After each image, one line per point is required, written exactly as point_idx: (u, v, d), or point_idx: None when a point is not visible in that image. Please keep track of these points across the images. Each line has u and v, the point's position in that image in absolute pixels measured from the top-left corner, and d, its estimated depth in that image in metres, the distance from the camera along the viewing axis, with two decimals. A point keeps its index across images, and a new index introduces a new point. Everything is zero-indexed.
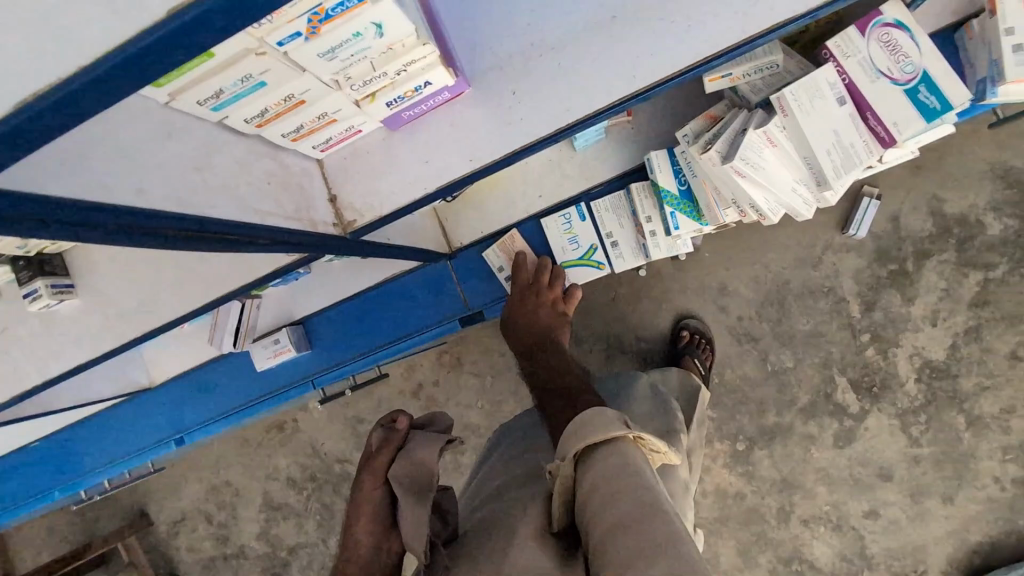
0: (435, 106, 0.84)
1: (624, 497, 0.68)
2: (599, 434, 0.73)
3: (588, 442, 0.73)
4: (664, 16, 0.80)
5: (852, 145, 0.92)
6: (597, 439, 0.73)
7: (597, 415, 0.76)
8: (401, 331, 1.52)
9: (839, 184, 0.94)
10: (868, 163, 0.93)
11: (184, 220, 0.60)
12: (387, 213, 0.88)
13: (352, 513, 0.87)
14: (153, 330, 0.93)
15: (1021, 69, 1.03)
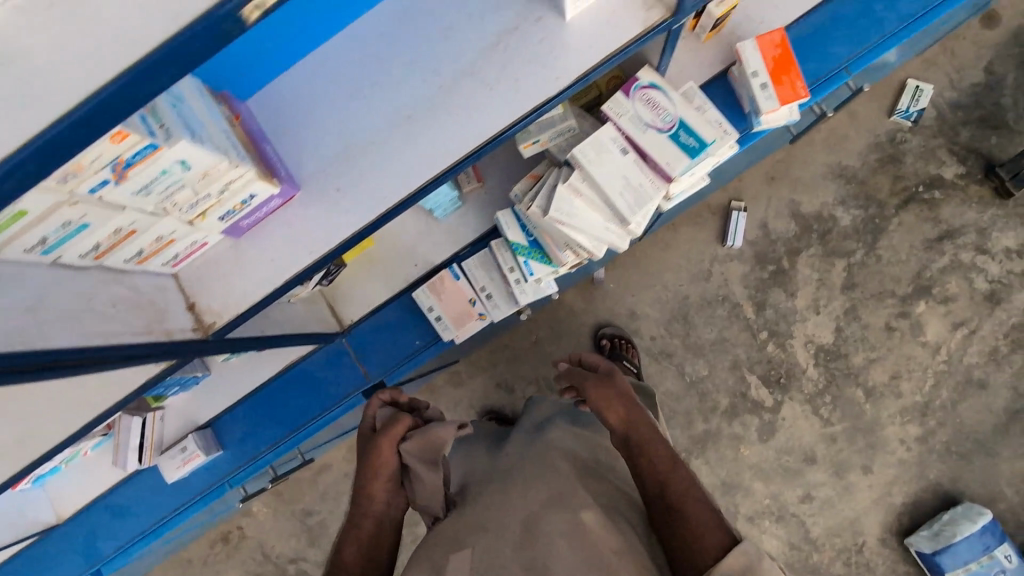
0: (269, 212, 0.95)
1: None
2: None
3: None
4: (450, 108, 0.95)
5: (640, 185, 1.10)
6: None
7: (755, 558, 0.84)
8: (311, 414, 1.58)
9: (638, 217, 1.11)
10: (657, 196, 1.11)
11: (20, 353, 0.65)
12: (242, 311, 0.97)
13: (367, 474, 1.07)
14: (27, 468, 0.93)
15: (771, 101, 1.26)
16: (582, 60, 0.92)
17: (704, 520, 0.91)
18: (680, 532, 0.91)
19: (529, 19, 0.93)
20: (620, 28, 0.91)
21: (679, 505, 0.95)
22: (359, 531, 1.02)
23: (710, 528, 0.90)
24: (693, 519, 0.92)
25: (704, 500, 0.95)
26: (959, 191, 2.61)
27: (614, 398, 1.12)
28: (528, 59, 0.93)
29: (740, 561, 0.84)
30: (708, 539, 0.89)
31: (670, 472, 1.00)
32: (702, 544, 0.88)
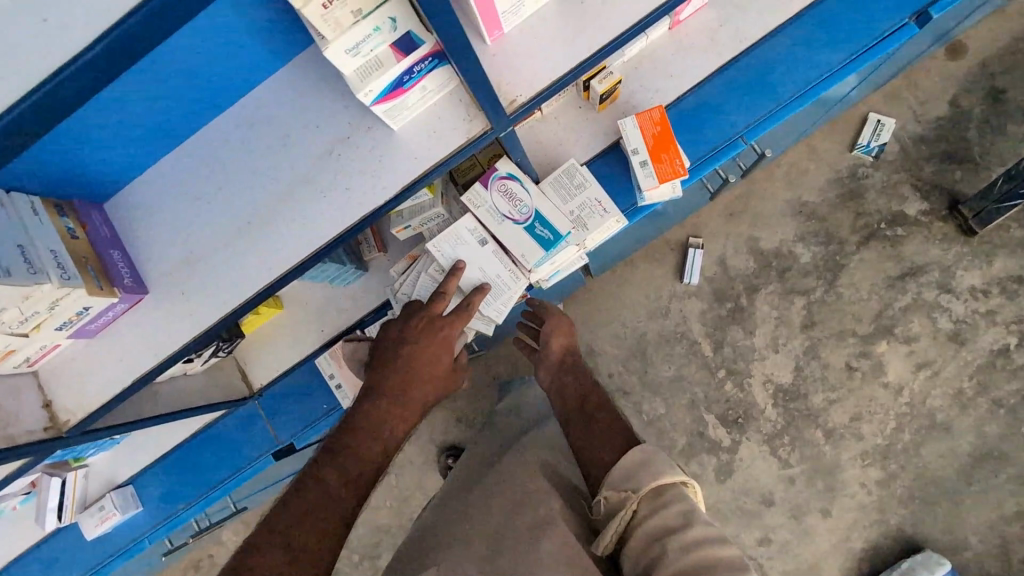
0: (117, 314, 0.99)
1: (683, 521, 0.80)
2: (668, 472, 0.86)
3: (644, 474, 0.87)
4: (286, 215, 0.96)
5: (497, 276, 1.13)
6: (654, 474, 0.86)
7: (652, 453, 0.91)
8: (225, 474, 1.63)
9: (495, 309, 1.13)
10: (515, 287, 1.14)
11: None
12: (95, 409, 1.01)
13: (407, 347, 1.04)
14: None
15: (651, 179, 1.26)
16: (409, 168, 0.93)
17: (607, 432, 1.04)
18: (592, 437, 1.05)
19: (360, 128, 0.94)
20: (445, 137, 0.92)
21: (588, 424, 1.09)
22: (390, 416, 0.95)
23: (615, 434, 1.03)
24: (598, 426, 1.07)
25: (612, 419, 1.08)
26: (922, 228, 2.53)
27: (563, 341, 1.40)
28: (360, 167, 0.94)
29: (634, 456, 0.92)
30: (612, 446, 1.00)
31: (594, 396, 1.18)
32: (605, 447, 1.01)
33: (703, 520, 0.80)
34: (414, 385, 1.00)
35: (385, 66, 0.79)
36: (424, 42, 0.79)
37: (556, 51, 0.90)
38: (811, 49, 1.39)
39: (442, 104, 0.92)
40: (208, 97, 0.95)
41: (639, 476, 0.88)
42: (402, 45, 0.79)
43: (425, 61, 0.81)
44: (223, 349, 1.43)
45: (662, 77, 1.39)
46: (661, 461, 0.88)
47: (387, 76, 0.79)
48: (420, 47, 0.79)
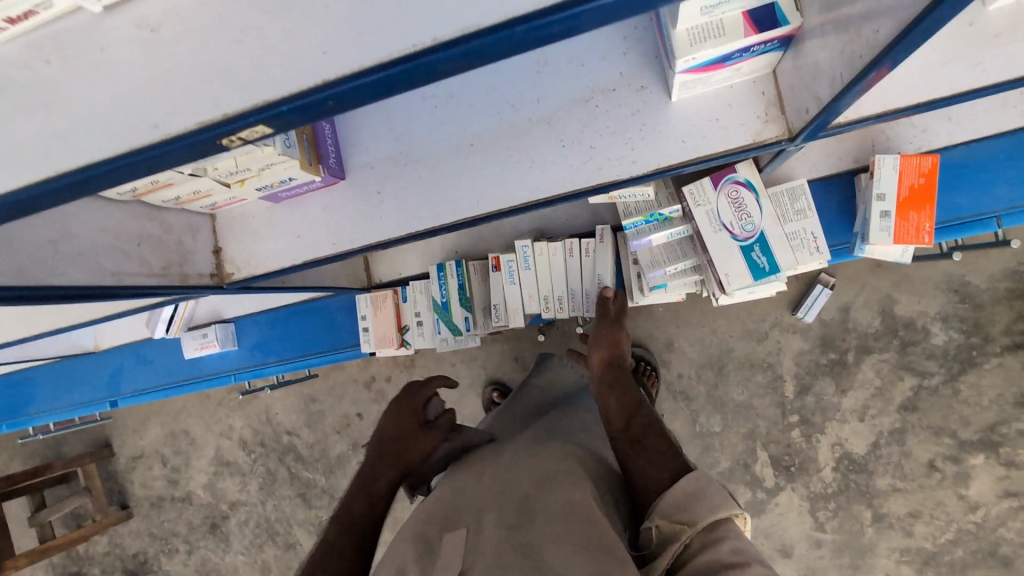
0: (310, 191, 0.94)
1: (743, 558, 0.67)
2: (724, 509, 0.72)
3: (699, 508, 0.73)
4: (510, 151, 0.88)
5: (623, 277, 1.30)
6: (710, 511, 0.72)
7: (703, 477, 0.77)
8: (314, 347, 1.64)
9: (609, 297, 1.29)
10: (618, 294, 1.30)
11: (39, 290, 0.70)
12: (258, 273, 1.00)
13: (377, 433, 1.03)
14: (83, 322, 1.12)
15: (884, 235, 1.09)
16: (671, 154, 0.81)
17: (657, 453, 0.87)
18: (637, 464, 0.87)
19: (631, 86, 0.82)
20: (726, 131, 0.79)
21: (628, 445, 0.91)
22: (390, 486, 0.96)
23: (668, 455, 0.86)
24: (638, 446, 0.90)
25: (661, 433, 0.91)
26: None
27: (606, 344, 1.14)
28: (613, 130, 0.83)
29: (684, 487, 0.77)
30: (662, 471, 0.84)
31: (640, 417, 0.96)
32: (654, 476, 0.84)
33: (762, 563, 0.67)
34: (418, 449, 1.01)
35: (729, 37, 0.66)
36: (788, 22, 0.66)
37: (916, 67, 0.73)
38: None
39: (740, 91, 0.78)
40: None
41: (692, 510, 0.73)
42: (757, 17, 0.66)
43: (771, 43, 0.68)
44: None
45: (936, 116, 1.18)
46: (717, 490, 0.74)
47: (723, 49, 0.67)
48: (780, 27, 0.66)
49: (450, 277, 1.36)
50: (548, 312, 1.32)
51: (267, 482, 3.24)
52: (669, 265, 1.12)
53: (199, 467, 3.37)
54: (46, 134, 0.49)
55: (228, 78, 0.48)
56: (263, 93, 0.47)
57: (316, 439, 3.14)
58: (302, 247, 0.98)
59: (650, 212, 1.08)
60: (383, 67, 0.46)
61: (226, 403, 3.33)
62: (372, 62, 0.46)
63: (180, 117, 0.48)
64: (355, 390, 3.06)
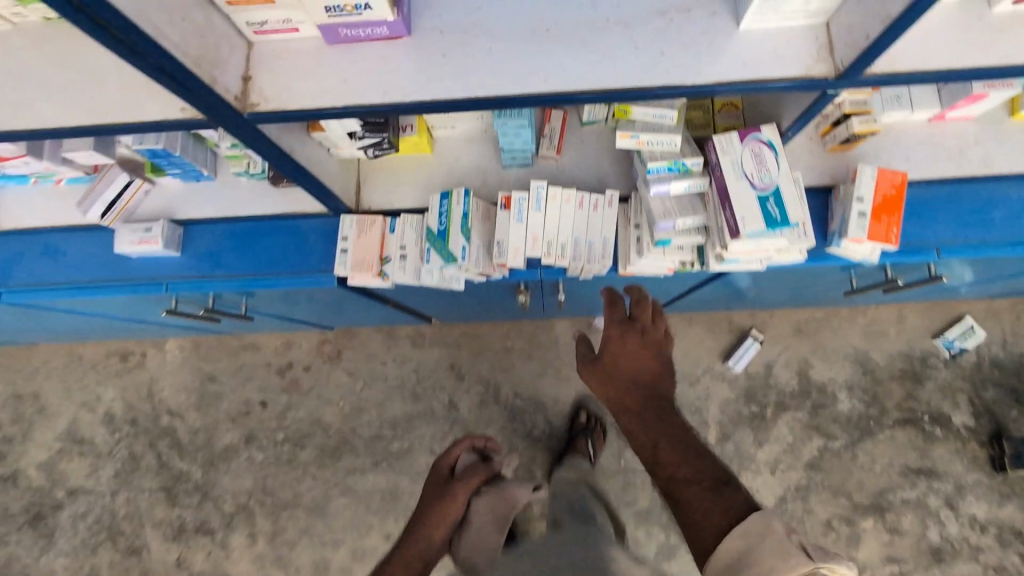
0: (371, 36, 0.92)
1: None
2: (787, 569, 0.80)
3: (755, 572, 0.81)
4: (585, 41, 0.91)
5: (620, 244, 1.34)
6: (765, 575, 0.80)
7: (767, 525, 0.85)
8: (274, 268, 1.48)
9: (604, 262, 1.33)
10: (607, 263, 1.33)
11: None
12: (288, 110, 0.92)
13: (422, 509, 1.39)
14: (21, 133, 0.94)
15: (859, 232, 1.23)
16: (733, 72, 0.88)
17: (711, 505, 0.91)
18: (689, 511, 0.93)
19: (704, 10, 0.91)
20: (783, 62, 0.88)
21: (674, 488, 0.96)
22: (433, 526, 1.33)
23: (719, 502, 0.91)
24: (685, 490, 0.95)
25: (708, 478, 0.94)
26: (958, 440, 2.54)
27: (632, 355, 1.09)
28: (684, 44, 0.90)
29: (739, 543, 0.86)
30: (711, 514, 0.91)
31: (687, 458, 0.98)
32: (704, 524, 0.91)
33: None
34: (433, 535, 1.33)
35: None
36: None
37: (946, 37, 0.87)
38: None
39: (797, 33, 0.89)
40: None
41: (748, 570, 0.83)
42: None
43: None
44: (369, 153, 1.36)
45: (897, 155, 1.40)
46: (773, 544, 0.82)
47: None
48: None
49: (453, 206, 1.33)
50: (548, 258, 1.33)
51: (126, 470, 2.74)
52: (680, 217, 1.17)
53: (40, 441, 2.79)
54: None
55: None
56: None
57: (205, 425, 2.76)
58: (344, 92, 0.92)
59: (673, 159, 1.15)
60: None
61: (101, 371, 2.87)
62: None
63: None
64: (264, 375, 2.80)
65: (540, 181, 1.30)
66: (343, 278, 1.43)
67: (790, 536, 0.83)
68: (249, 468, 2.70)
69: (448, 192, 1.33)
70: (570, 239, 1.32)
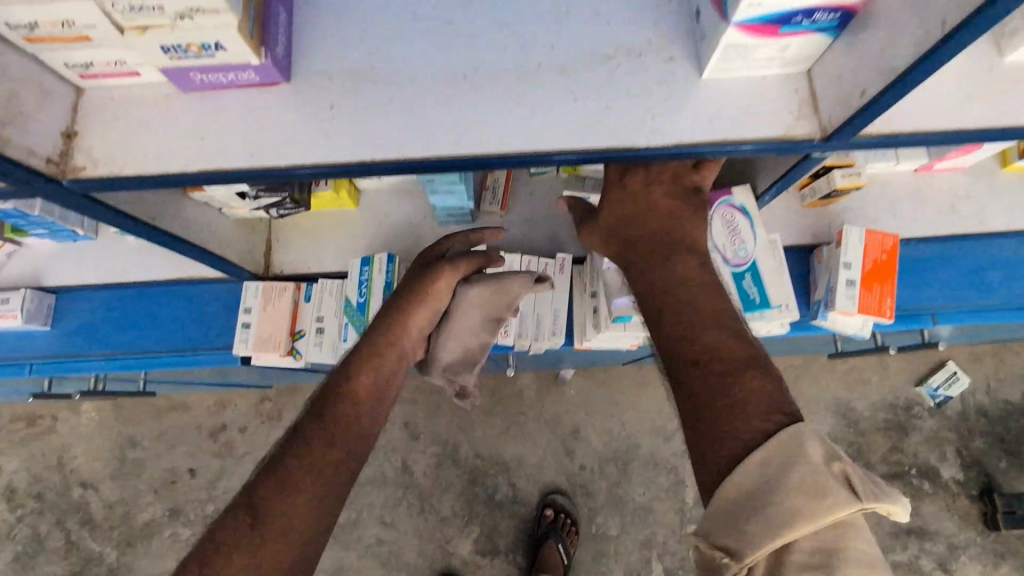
0: (237, 83, 0.71)
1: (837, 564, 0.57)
2: (814, 515, 0.58)
3: (758, 523, 0.60)
4: (509, 91, 0.72)
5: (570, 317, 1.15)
6: (785, 524, 0.58)
7: (797, 449, 0.63)
8: (168, 343, 1.25)
9: (553, 339, 1.12)
10: (556, 339, 1.12)
11: None
12: (124, 176, 0.70)
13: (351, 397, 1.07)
14: None
15: (849, 303, 1.05)
16: (696, 130, 0.70)
17: (749, 390, 0.70)
18: (705, 393, 0.72)
19: (658, 53, 0.73)
20: (757, 118, 0.71)
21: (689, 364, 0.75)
22: (355, 424, 0.91)
23: (757, 397, 0.69)
24: (710, 368, 0.73)
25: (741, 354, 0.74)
26: (947, 496, 2.38)
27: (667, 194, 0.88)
28: (634, 95, 0.72)
29: (755, 474, 0.63)
30: (751, 409, 0.68)
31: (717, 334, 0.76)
32: (741, 415, 0.68)
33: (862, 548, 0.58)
34: (409, 326, 1.01)
35: None
36: None
37: (950, 94, 0.71)
38: None
39: (773, 83, 0.71)
40: None
41: (747, 527, 0.60)
42: None
43: (833, 14, 0.61)
44: (275, 212, 1.14)
45: (882, 210, 1.24)
46: (808, 474, 0.60)
47: (790, 2, 0.59)
48: None
49: (375, 275, 1.12)
50: (487, 333, 1.11)
51: (28, 553, 2.38)
52: None
53: None
54: None
55: None
56: None
57: (124, 497, 2.42)
58: (201, 155, 0.71)
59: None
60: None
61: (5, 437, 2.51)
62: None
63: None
64: (193, 439, 2.47)
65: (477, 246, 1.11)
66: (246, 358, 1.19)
67: (830, 466, 0.61)
68: (173, 546, 2.37)
69: (369, 257, 1.13)
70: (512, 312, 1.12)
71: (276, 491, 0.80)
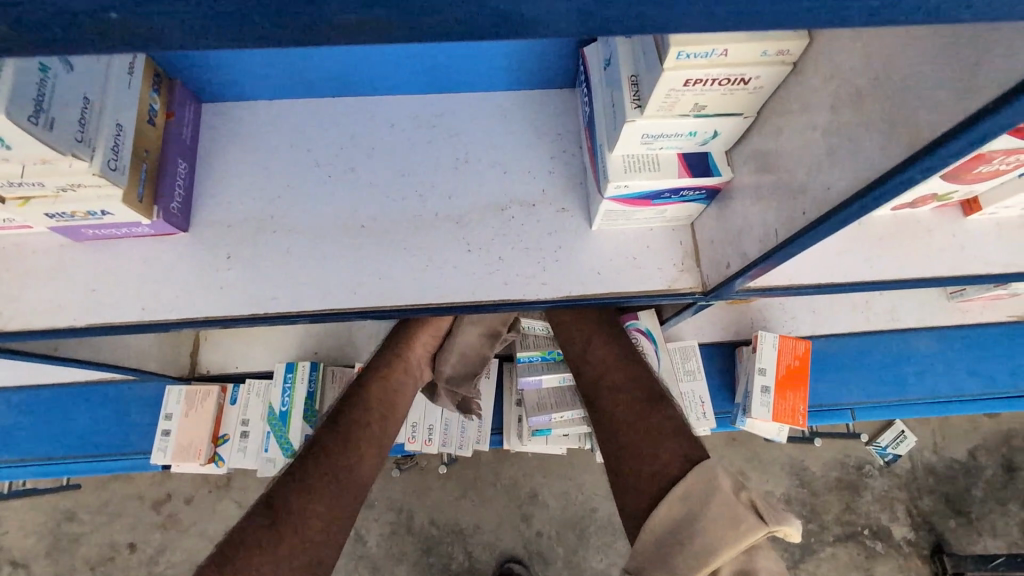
0: (131, 234, 0.72)
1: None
2: (732, 542, 0.62)
3: (688, 554, 0.63)
4: (404, 242, 0.74)
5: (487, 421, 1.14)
6: (707, 553, 0.62)
7: (711, 483, 0.67)
8: (84, 448, 1.20)
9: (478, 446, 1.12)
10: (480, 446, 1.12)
11: None
12: (9, 330, 0.69)
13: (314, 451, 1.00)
14: None
15: (764, 410, 1.08)
16: (583, 283, 0.73)
17: (655, 426, 0.79)
18: (636, 445, 0.78)
19: (551, 205, 0.76)
20: (642, 271, 0.74)
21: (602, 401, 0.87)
22: (368, 429, 0.91)
23: (667, 437, 0.77)
24: (621, 410, 0.84)
25: (643, 391, 0.86)
26: (900, 556, 2.18)
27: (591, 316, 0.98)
28: (527, 246, 0.74)
29: (678, 508, 0.68)
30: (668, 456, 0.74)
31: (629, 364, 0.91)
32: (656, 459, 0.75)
33: None
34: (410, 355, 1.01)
35: (663, 174, 0.60)
36: (719, 173, 0.61)
37: (822, 247, 0.74)
38: (951, 368, 1.28)
39: (658, 235, 0.75)
40: (406, 72, 0.78)
41: (674, 561, 0.63)
42: (692, 160, 0.62)
43: (698, 191, 0.64)
44: None
45: (802, 306, 1.28)
46: (721, 505, 0.64)
47: (655, 185, 0.61)
48: (711, 176, 0.61)
49: (298, 382, 1.12)
50: (412, 442, 1.11)
51: None
52: (556, 410, 1.01)
53: None
54: None
55: None
56: None
57: None
58: (92, 308, 0.71)
59: (548, 347, 1.05)
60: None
61: None
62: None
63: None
64: (134, 511, 2.19)
65: None
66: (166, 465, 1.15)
67: (739, 494, 0.65)
68: None
69: (293, 363, 1.13)
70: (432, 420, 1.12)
71: (296, 497, 0.79)
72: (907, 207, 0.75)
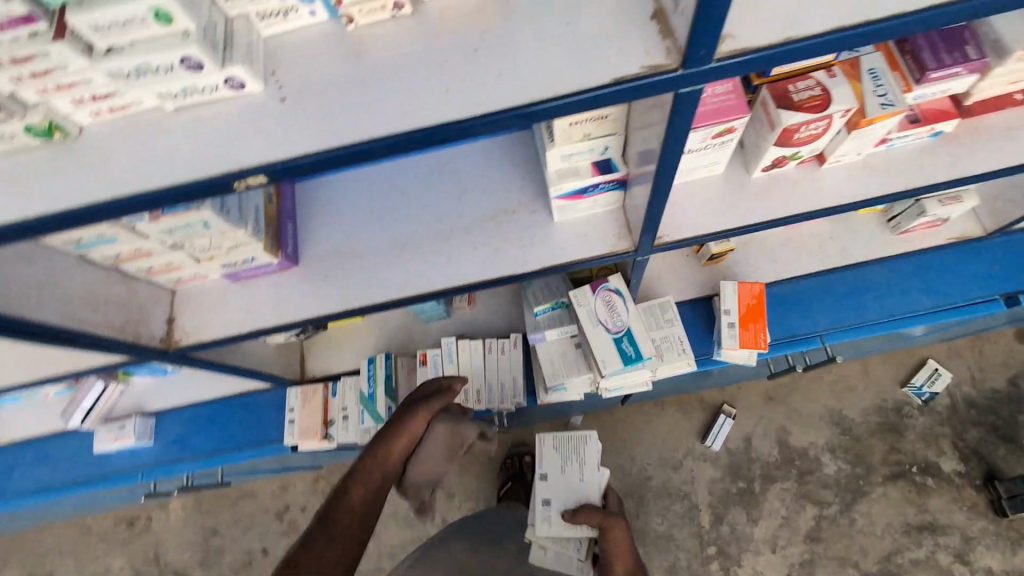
0: (266, 272, 1.14)
1: None
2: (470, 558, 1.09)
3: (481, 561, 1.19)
4: (433, 250, 1.11)
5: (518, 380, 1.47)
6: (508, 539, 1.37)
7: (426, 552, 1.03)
8: (235, 443, 1.65)
9: (519, 399, 1.46)
10: (515, 400, 1.46)
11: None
12: (206, 340, 1.12)
13: None
14: None
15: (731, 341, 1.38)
16: (555, 256, 1.08)
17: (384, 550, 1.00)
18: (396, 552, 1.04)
19: (526, 209, 1.12)
20: (593, 242, 1.08)
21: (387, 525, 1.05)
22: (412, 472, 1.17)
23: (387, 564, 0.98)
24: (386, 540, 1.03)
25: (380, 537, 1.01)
26: (953, 488, 2.15)
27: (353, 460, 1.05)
28: (513, 239, 1.10)
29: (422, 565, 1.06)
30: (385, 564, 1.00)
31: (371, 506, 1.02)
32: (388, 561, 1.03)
33: None
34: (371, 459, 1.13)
35: (583, 176, 0.95)
36: (618, 169, 0.96)
37: (717, 206, 1.06)
38: (902, 289, 1.52)
39: (601, 217, 1.10)
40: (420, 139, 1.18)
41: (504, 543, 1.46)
42: (601, 165, 0.97)
43: (610, 183, 0.98)
44: (301, 332, 1.54)
45: (765, 259, 1.54)
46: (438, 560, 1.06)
47: (581, 184, 0.96)
48: (614, 172, 0.96)
49: (378, 370, 1.51)
50: (468, 403, 1.47)
51: None
52: (567, 376, 1.34)
53: None
54: (89, 166, 0.64)
55: (225, 138, 0.63)
56: (261, 154, 0.61)
57: None
58: (251, 321, 1.13)
59: (555, 299, 1.35)
60: (335, 148, 0.60)
61: (109, 538, 2.71)
62: (328, 145, 0.61)
63: (179, 173, 0.62)
64: (263, 521, 2.64)
65: (446, 339, 1.49)
66: (294, 444, 1.57)
67: None
68: None
69: (373, 357, 1.53)
70: (480, 383, 1.48)
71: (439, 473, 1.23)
72: (774, 168, 1.06)
